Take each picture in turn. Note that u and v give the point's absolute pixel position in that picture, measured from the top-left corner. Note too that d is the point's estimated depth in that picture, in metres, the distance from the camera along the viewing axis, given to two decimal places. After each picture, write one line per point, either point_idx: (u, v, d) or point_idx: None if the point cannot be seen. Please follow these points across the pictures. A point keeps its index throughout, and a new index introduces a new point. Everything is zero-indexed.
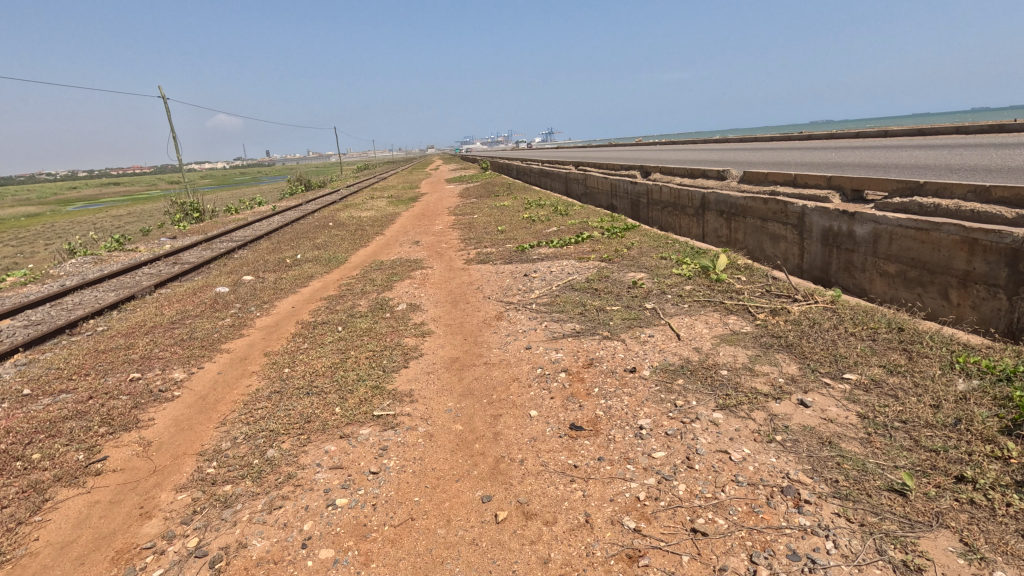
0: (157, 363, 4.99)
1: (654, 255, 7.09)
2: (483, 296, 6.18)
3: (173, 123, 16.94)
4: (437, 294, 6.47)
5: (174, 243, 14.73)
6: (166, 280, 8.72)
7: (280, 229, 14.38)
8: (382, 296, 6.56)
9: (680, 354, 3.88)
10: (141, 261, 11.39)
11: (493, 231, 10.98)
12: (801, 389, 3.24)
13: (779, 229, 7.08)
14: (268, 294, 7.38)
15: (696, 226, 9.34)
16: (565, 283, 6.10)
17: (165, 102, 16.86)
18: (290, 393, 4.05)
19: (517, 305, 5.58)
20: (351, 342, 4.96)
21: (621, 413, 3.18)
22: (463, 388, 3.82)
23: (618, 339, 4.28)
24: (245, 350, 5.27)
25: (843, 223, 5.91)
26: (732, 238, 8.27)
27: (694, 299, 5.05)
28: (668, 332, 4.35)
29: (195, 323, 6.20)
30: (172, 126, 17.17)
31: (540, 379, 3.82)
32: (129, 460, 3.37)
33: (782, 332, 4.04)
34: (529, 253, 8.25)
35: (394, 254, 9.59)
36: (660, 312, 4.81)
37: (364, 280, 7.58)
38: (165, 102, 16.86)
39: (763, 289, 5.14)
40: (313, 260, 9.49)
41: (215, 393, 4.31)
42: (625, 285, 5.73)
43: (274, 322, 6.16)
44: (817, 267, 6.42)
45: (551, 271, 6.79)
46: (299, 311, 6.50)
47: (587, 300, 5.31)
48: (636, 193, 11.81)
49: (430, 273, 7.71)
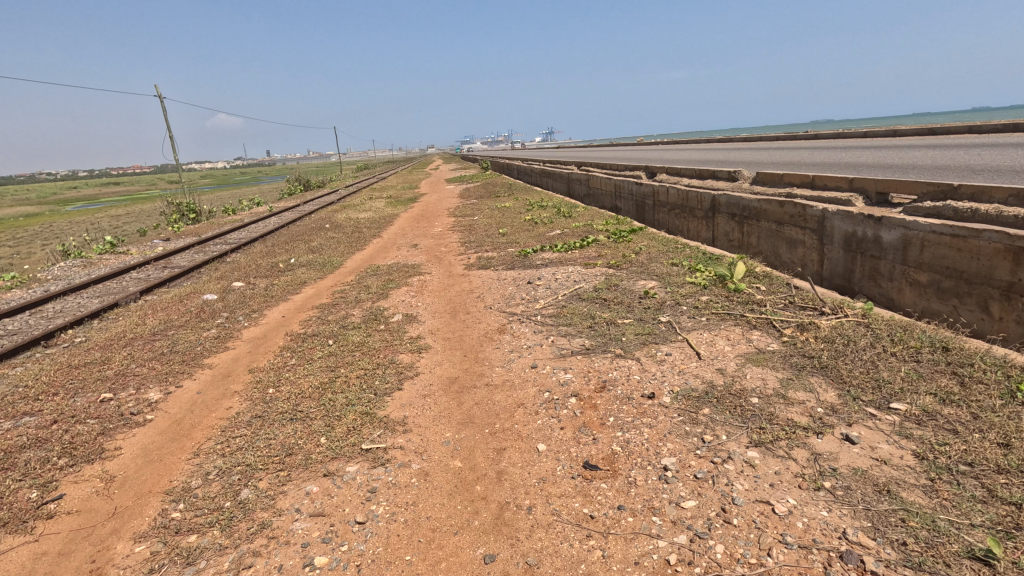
0: (133, 381, 4.62)
1: (665, 261, 6.72)
2: (484, 306, 5.80)
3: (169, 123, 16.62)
4: (436, 303, 6.09)
5: (167, 245, 14.37)
6: (153, 286, 8.34)
7: (275, 231, 13.99)
8: (377, 305, 6.18)
9: (703, 377, 3.51)
10: (130, 265, 11.01)
11: (494, 233, 10.62)
12: (844, 421, 2.87)
13: (797, 233, 6.71)
14: (258, 303, 7.01)
15: (705, 229, 8.97)
16: (571, 292, 5.72)
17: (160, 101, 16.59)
18: (272, 418, 3.67)
19: (521, 317, 5.20)
20: (341, 359, 4.58)
21: (641, 449, 2.81)
22: (463, 415, 3.44)
23: (633, 358, 3.90)
24: (228, 366, 4.90)
25: (868, 228, 5.54)
26: (745, 242, 7.90)
27: (712, 311, 4.67)
28: (687, 350, 3.98)
29: (178, 335, 5.82)
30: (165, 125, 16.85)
31: (547, 404, 3.45)
32: (87, 500, 3.00)
33: (814, 351, 3.67)
34: (532, 258, 7.88)
35: (391, 258, 9.21)
36: (676, 326, 4.43)
37: (358, 287, 7.21)
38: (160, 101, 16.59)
39: (786, 302, 4.77)
40: (307, 265, 9.10)
41: (192, 417, 3.94)
42: (636, 295, 5.35)
43: (261, 334, 5.77)
44: (839, 275, 6.06)
45: (556, 278, 6.41)
46: (289, 321, 6.13)
47: (595, 312, 4.93)
48: (641, 195, 11.44)
49: (428, 279, 7.34)
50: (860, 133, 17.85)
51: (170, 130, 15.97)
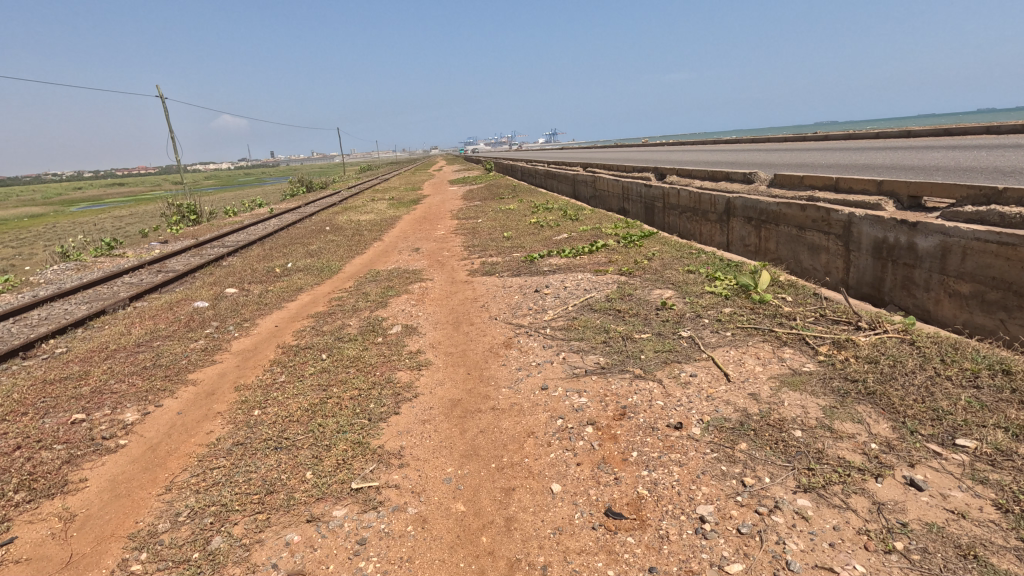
0: (109, 400, 4.26)
1: (680, 268, 6.35)
2: (488, 316, 5.43)
3: (171, 125, 16.47)
4: (438, 312, 5.73)
5: (165, 248, 14.08)
6: (143, 292, 8.00)
7: (274, 234, 13.65)
8: (375, 315, 5.82)
9: (735, 403, 3.14)
10: (124, 268, 10.69)
11: (498, 237, 10.26)
12: (905, 461, 2.49)
13: (820, 239, 6.33)
14: (250, 311, 6.66)
15: (719, 233, 8.60)
16: (582, 301, 5.35)
17: (163, 102, 16.50)
18: (254, 447, 3.31)
19: (529, 329, 4.83)
20: (334, 377, 4.22)
21: (671, 494, 2.45)
22: (465, 446, 3.08)
23: (654, 380, 3.53)
24: (213, 383, 4.54)
25: (901, 234, 5.16)
26: (762, 248, 7.52)
27: (737, 326, 4.30)
28: (713, 370, 3.60)
29: (163, 347, 5.46)
30: (170, 126, 16.71)
31: (561, 434, 3.08)
32: (40, 546, 2.64)
33: (858, 374, 3.29)
34: (539, 264, 7.51)
35: (392, 263, 8.84)
36: (699, 342, 4.05)
37: (357, 294, 6.86)
38: (163, 102, 16.50)
39: (817, 315, 4.39)
40: (304, 270, 8.75)
41: (168, 443, 3.58)
42: (652, 306, 4.98)
43: (251, 346, 5.42)
44: (867, 283, 5.68)
45: (566, 286, 6.05)
46: (282, 331, 5.78)
47: (609, 325, 4.57)
48: (651, 197, 11.08)
49: (430, 286, 6.98)
50: (873, 134, 17.44)
51: (171, 130, 16.35)
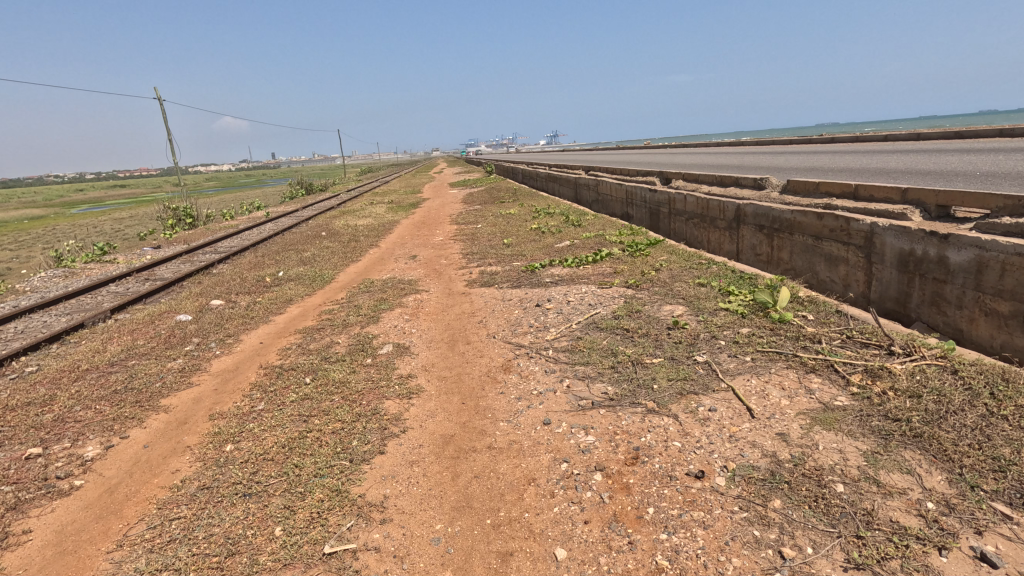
0: (71, 430, 3.90)
1: (690, 281, 6.00)
2: (486, 334, 5.07)
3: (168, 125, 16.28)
4: (432, 329, 5.38)
5: (158, 254, 13.75)
6: (126, 303, 7.65)
7: (268, 240, 13.29)
8: (365, 332, 5.45)
9: (762, 446, 2.77)
10: (112, 276, 10.36)
11: (498, 244, 9.89)
12: (970, 527, 2.12)
13: (838, 250, 5.98)
14: (235, 325, 6.30)
15: (729, 241, 8.24)
16: (587, 319, 4.99)
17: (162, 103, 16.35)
18: (219, 493, 2.94)
19: (530, 351, 4.46)
20: (317, 406, 3.86)
21: (697, 567, 2.08)
22: (457, 496, 2.71)
23: (670, 416, 3.17)
24: (186, 410, 4.17)
25: (930, 246, 4.80)
26: (775, 257, 7.16)
27: (757, 349, 3.93)
28: (735, 404, 3.24)
29: (138, 367, 5.10)
30: (168, 129, 16.46)
31: (566, 483, 2.71)
32: None
33: (899, 412, 2.92)
34: (540, 274, 7.14)
35: (386, 273, 8.48)
36: (717, 369, 3.69)
37: (348, 307, 6.51)
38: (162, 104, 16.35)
39: (844, 337, 4.03)
40: (296, 280, 8.38)
41: (128, 485, 3.21)
42: (663, 325, 4.62)
43: (232, 366, 5.05)
44: (892, 298, 5.32)
45: (569, 300, 5.69)
46: (267, 349, 5.43)
47: (617, 348, 4.20)
48: (656, 202, 10.73)
49: (425, 298, 6.63)
50: (880, 136, 17.07)
51: (168, 133, 16.61)
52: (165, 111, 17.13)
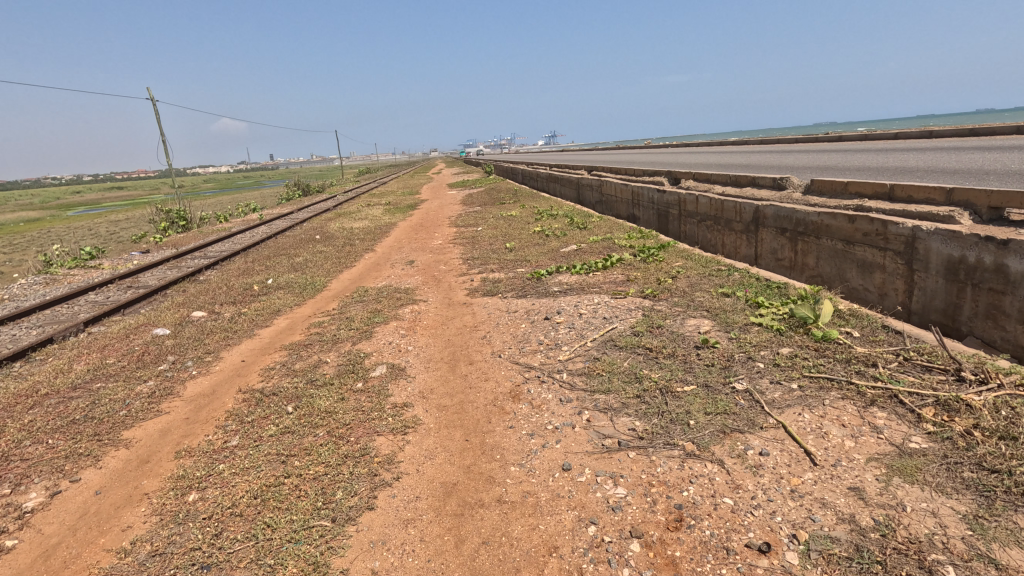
0: (13, 473, 3.37)
1: (713, 290, 5.50)
2: (491, 352, 4.56)
3: (161, 126, 15.88)
4: (431, 346, 4.86)
5: (146, 259, 13.21)
6: (101, 314, 7.11)
7: (259, 245, 12.75)
8: (356, 349, 4.93)
9: (836, 508, 2.26)
10: (93, 283, 9.81)
11: (500, 248, 9.38)
12: None
13: (873, 256, 5.48)
14: (216, 340, 5.77)
15: (746, 245, 7.75)
16: (603, 335, 4.48)
17: (154, 105, 15.86)
18: (173, 563, 2.43)
19: (541, 374, 3.95)
20: (298, 443, 3.35)
21: None
22: (462, 572, 2.20)
23: (715, 463, 2.65)
24: (149, 447, 3.65)
25: (985, 253, 4.31)
26: (799, 263, 6.66)
27: (804, 375, 3.43)
28: (790, 447, 2.73)
29: (103, 390, 4.58)
30: (159, 129, 15.94)
31: (596, 556, 2.21)
32: None
33: (997, 460, 2.41)
34: (547, 282, 6.62)
35: (382, 280, 7.97)
36: (762, 400, 3.18)
37: (339, 321, 5.98)
38: (154, 105, 15.86)
39: (902, 359, 3.53)
40: (285, 288, 7.86)
41: (67, 546, 2.70)
42: (690, 343, 4.11)
43: (208, 390, 4.53)
44: (938, 310, 4.82)
45: (582, 312, 5.18)
46: (248, 369, 4.91)
47: (642, 371, 3.70)
48: (664, 204, 10.24)
49: (423, 310, 6.11)
50: (889, 134, 16.62)
51: (161, 133, 15.95)
52: (157, 111, 16.66)
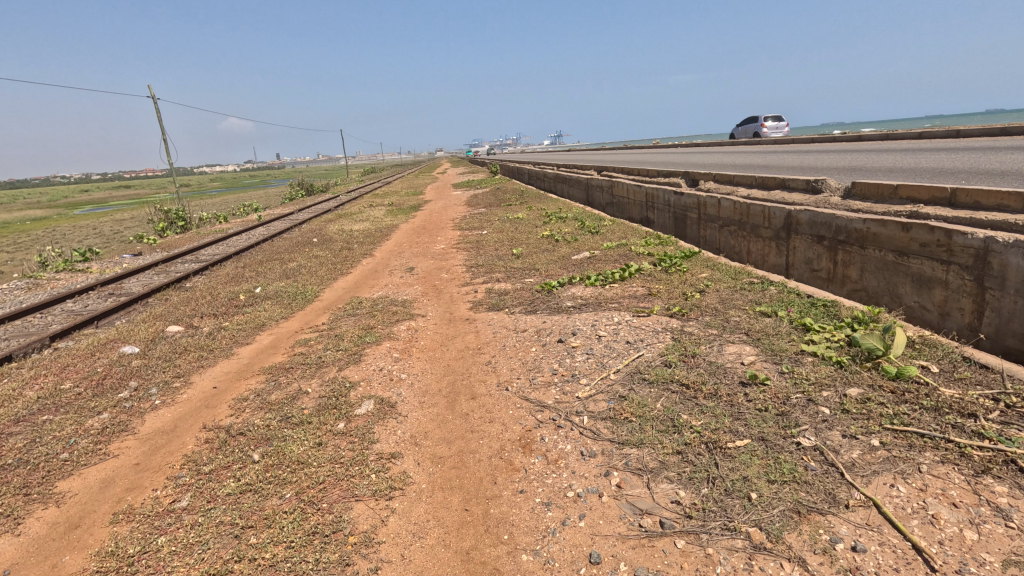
0: None
1: (749, 308, 4.83)
2: (498, 384, 3.90)
3: (162, 124, 15.81)
4: (428, 374, 4.23)
5: (137, 262, 12.65)
6: (71, 326, 6.51)
7: (254, 249, 12.14)
8: (342, 377, 4.29)
9: None
10: (73, 289, 9.22)
11: (507, 255, 8.72)
12: None
13: (932, 270, 4.80)
14: (189, 361, 5.15)
15: (776, 253, 7.07)
16: (629, 366, 3.82)
17: (154, 103, 15.73)
18: None
19: (557, 417, 3.30)
20: (260, 510, 2.72)
21: None
22: None
23: (795, 565, 2.00)
24: (84, 506, 3.02)
25: None
26: (839, 276, 5.98)
27: (884, 426, 2.77)
28: (890, 538, 2.08)
29: (48, 425, 3.95)
30: (160, 125, 15.82)
31: None
32: None
33: None
34: (559, 295, 5.97)
35: (379, 290, 7.36)
36: (839, 464, 2.52)
37: (328, 339, 5.36)
38: (154, 103, 15.73)
39: (1003, 404, 2.85)
40: (273, 299, 7.25)
41: None
42: (734, 378, 3.44)
43: (169, 426, 3.91)
44: (1016, 334, 4.12)
45: (602, 334, 4.51)
46: (219, 399, 4.28)
47: (680, 417, 3.04)
48: (682, 207, 9.58)
49: (421, 326, 5.48)
50: (913, 133, 15.93)
51: (162, 131, 15.87)
52: (160, 110, 16.39)
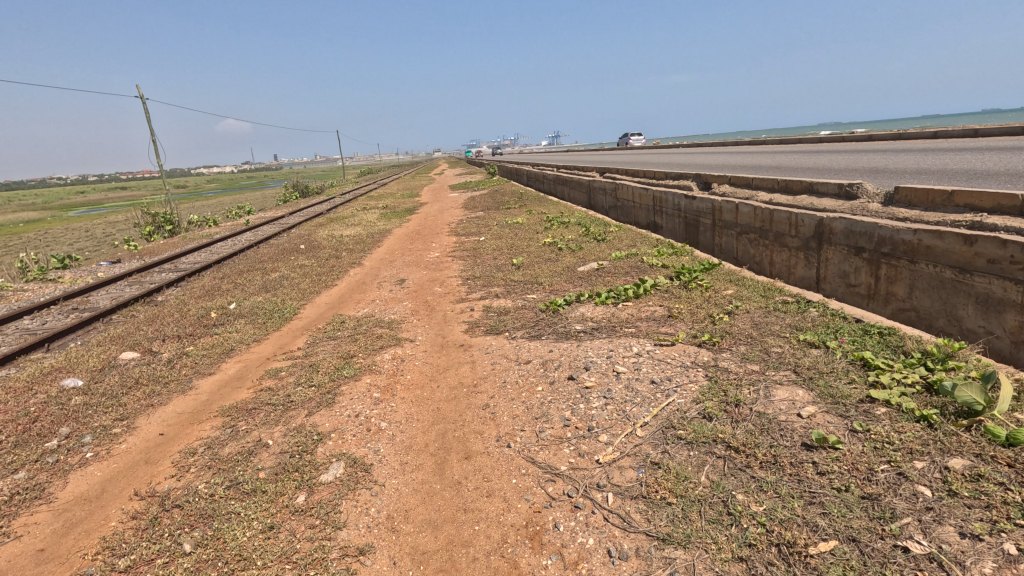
0: None
1: (792, 336, 4.12)
2: (497, 439, 3.18)
3: (150, 125, 16.07)
4: (412, 423, 3.50)
5: (114, 270, 11.92)
6: (16, 350, 5.76)
7: (238, 256, 11.38)
8: (310, 425, 3.57)
9: None
10: (35, 303, 8.46)
11: (506, 265, 8.00)
12: None
13: (1004, 291, 4.10)
14: (138, 397, 4.43)
15: (804, 264, 6.36)
16: (658, 417, 3.10)
17: (142, 102, 15.97)
18: None
19: (573, 493, 2.59)
20: None
21: None
22: None
23: None
24: None
25: None
26: (881, 293, 5.29)
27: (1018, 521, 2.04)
28: None
29: None
30: (149, 128, 16.11)
31: None
32: None
33: None
34: (566, 317, 5.25)
35: (364, 306, 6.66)
36: None
37: (301, 369, 4.64)
38: (142, 103, 15.97)
39: None
40: (247, 317, 6.52)
41: None
42: (796, 439, 2.73)
43: (95, 491, 3.18)
44: None
45: (620, 369, 3.79)
46: (162, 451, 3.56)
47: (735, 501, 2.33)
48: (694, 212, 8.88)
49: (407, 355, 4.76)
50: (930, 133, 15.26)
51: (154, 134, 16.13)
52: (146, 111, 16.04)
